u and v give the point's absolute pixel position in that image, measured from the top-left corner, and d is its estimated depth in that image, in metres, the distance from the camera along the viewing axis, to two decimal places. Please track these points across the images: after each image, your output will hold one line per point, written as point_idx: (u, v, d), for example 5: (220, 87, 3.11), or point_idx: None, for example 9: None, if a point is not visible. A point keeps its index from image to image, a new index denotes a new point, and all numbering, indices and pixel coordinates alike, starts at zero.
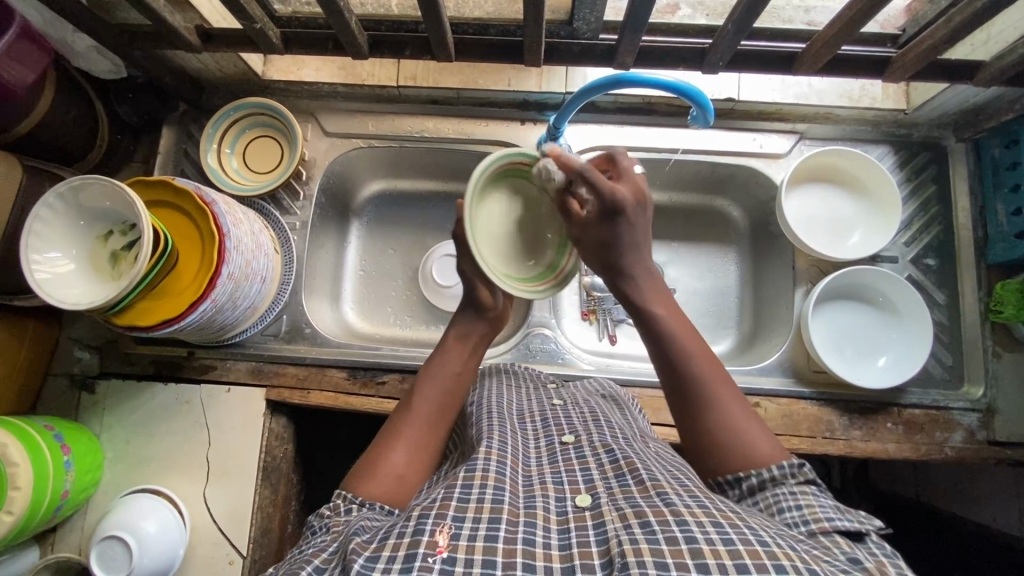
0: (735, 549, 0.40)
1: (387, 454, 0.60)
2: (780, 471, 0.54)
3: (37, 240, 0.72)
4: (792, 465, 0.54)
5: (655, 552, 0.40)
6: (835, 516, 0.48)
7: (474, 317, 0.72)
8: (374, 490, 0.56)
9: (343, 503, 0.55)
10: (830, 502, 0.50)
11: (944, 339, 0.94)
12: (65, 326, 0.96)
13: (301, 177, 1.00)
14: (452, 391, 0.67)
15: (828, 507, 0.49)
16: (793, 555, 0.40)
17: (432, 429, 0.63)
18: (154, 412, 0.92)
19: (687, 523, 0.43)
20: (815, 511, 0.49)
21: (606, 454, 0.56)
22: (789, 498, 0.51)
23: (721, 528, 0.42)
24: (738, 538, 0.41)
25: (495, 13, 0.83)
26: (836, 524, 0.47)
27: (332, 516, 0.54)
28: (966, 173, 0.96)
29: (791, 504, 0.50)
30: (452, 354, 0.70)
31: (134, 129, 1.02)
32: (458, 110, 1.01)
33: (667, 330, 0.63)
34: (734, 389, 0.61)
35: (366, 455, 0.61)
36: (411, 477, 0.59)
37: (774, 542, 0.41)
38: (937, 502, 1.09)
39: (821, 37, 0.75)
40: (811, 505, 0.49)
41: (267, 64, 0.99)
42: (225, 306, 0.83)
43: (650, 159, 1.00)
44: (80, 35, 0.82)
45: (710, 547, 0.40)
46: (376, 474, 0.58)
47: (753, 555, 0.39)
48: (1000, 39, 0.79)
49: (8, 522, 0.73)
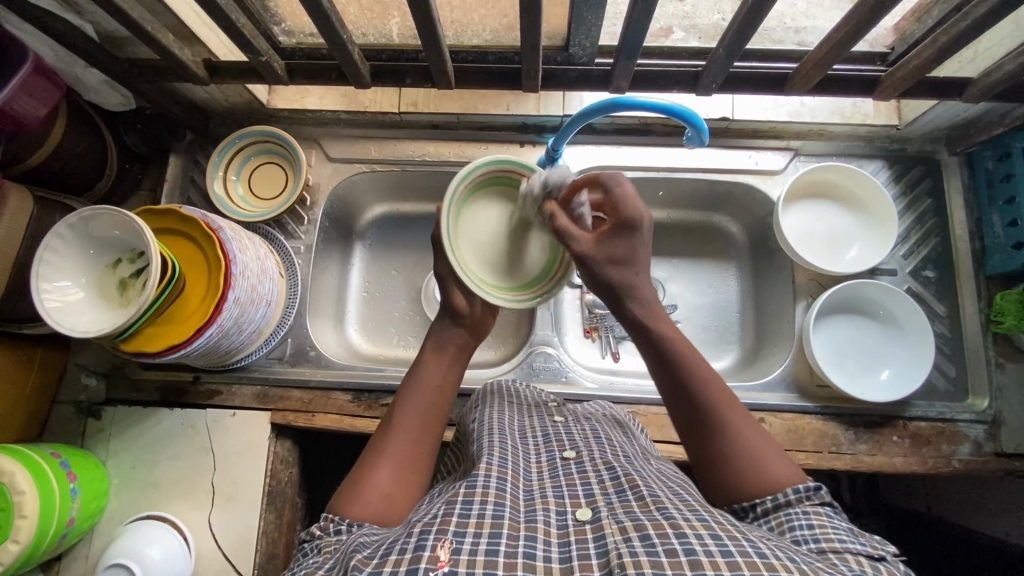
0: (734, 561, 0.40)
1: (373, 473, 0.60)
2: (795, 494, 0.53)
3: (47, 269, 0.74)
4: (808, 488, 0.54)
5: (655, 565, 0.41)
6: (847, 539, 0.48)
7: (451, 327, 0.73)
8: (363, 509, 0.56)
9: (331, 522, 0.55)
10: (844, 525, 0.50)
11: (946, 351, 0.94)
12: (72, 353, 0.97)
13: (305, 202, 1.02)
14: (433, 404, 0.67)
15: (842, 530, 0.49)
16: (793, 567, 0.41)
17: (417, 442, 0.64)
18: (158, 438, 0.93)
19: (686, 536, 0.43)
20: (829, 532, 0.49)
21: (607, 471, 0.56)
22: (801, 517, 0.51)
23: (720, 541, 0.43)
24: (737, 551, 0.42)
25: (493, 41, 0.86)
26: (848, 546, 0.47)
27: (322, 535, 0.54)
28: (960, 186, 0.98)
29: (802, 523, 0.51)
30: (430, 367, 0.70)
31: (142, 159, 1.04)
32: (458, 134, 1.03)
33: (676, 352, 0.63)
34: (743, 412, 0.61)
35: (351, 475, 0.61)
36: (399, 495, 0.59)
37: (774, 555, 0.42)
38: (950, 516, 1.08)
39: (812, 58, 0.77)
40: (823, 526, 0.50)
41: (273, 93, 1.02)
42: (231, 331, 0.84)
43: (648, 178, 1.01)
44: (91, 70, 0.84)
45: (709, 559, 0.41)
46: (362, 491, 0.58)
47: (751, 567, 0.40)
48: (987, 56, 0.81)
49: (13, 551, 0.73)
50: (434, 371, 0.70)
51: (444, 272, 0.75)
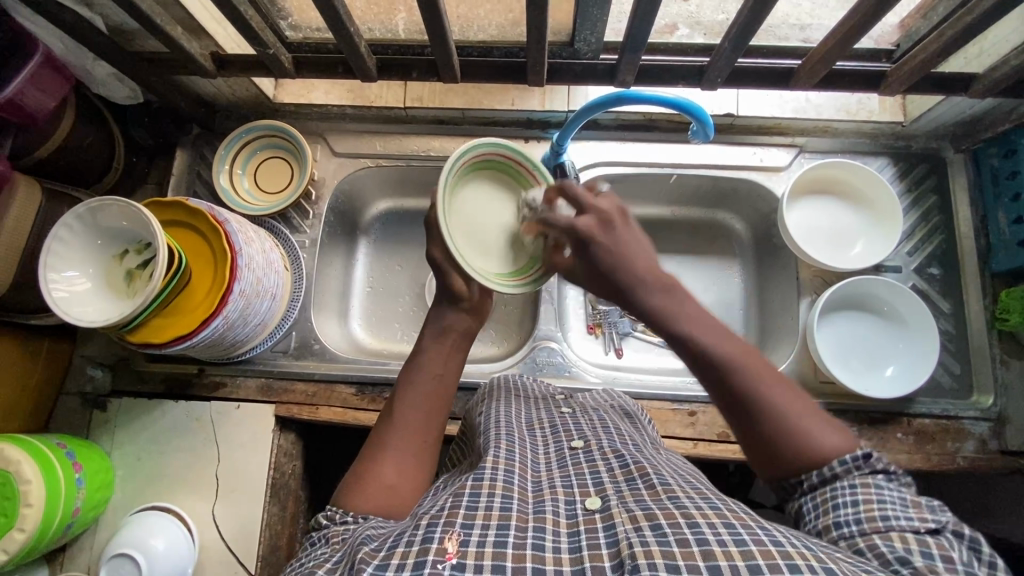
0: (748, 549, 0.40)
1: (378, 464, 0.60)
2: (842, 466, 0.50)
3: (55, 259, 0.74)
4: (856, 457, 0.51)
5: (666, 555, 0.41)
6: (893, 516, 0.47)
7: (451, 311, 0.73)
8: (366, 501, 0.56)
9: (338, 513, 0.55)
10: (893, 495, 0.48)
11: (951, 348, 0.94)
12: (78, 345, 0.98)
13: (311, 196, 1.02)
14: (434, 394, 0.67)
15: (891, 502, 0.48)
16: (809, 554, 0.41)
17: (419, 434, 0.64)
18: (162, 430, 0.93)
19: (699, 525, 0.43)
20: (872, 509, 0.47)
21: (616, 459, 0.56)
22: (845, 493, 0.49)
23: (734, 530, 0.43)
24: (751, 539, 0.41)
25: (499, 36, 0.86)
26: (893, 524, 0.46)
27: (329, 525, 0.55)
28: (966, 183, 0.98)
29: (846, 498, 0.49)
30: (432, 355, 0.70)
31: (148, 153, 1.04)
32: (463, 129, 1.04)
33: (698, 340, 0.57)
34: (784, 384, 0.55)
35: (354, 468, 0.61)
36: (403, 487, 0.59)
37: (789, 542, 0.42)
38: (954, 516, 1.07)
39: (816, 53, 0.78)
40: (869, 501, 0.48)
41: (279, 87, 1.03)
42: (237, 322, 0.85)
43: (652, 174, 1.01)
44: (100, 63, 0.85)
45: (722, 549, 0.41)
46: (367, 483, 0.58)
47: (766, 555, 0.40)
48: (993, 51, 0.81)
49: (20, 540, 0.74)
50: (434, 354, 0.70)
51: (436, 257, 0.74)
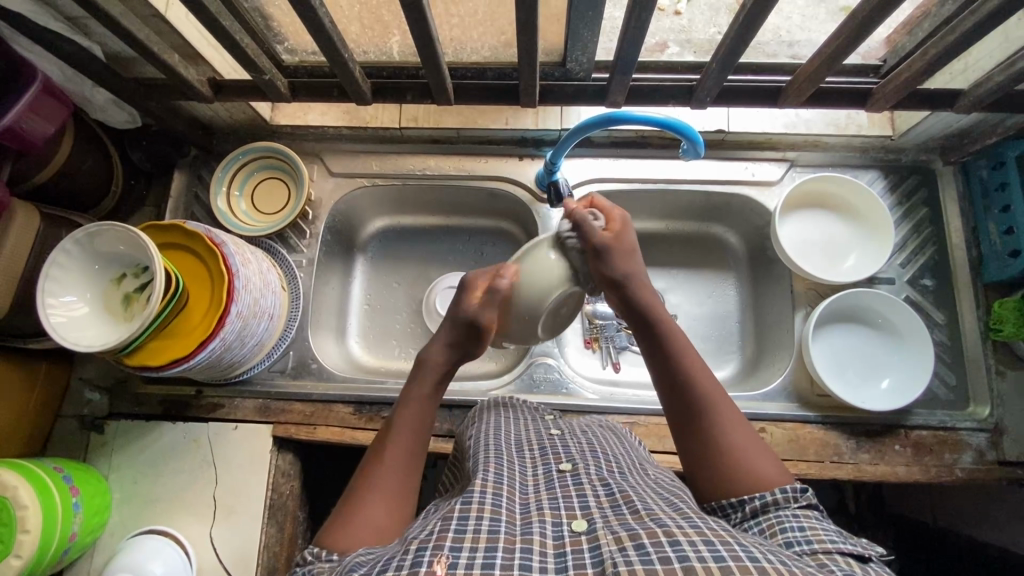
0: (726, 565, 0.41)
1: (363, 503, 0.59)
2: (781, 494, 0.55)
3: (55, 284, 0.75)
4: (794, 489, 0.55)
5: (650, 572, 0.41)
6: (837, 539, 0.49)
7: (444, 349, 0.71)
8: (350, 542, 0.55)
9: (323, 551, 0.54)
10: (832, 527, 0.52)
11: (946, 359, 0.94)
12: (76, 367, 0.98)
13: (307, 217, 1.03)
14: (419, 439, 0.66)
15: (831, 531, 0.51)
16: (784, 569, 0.41)
17: (403, 476, 0.62)
18: (160, 452, 0.93)
19: (680, 543, 0.44)
20: (819, 533, 0.50)
21: (602, 486, 0.56)
22: (792, 519, 0.52)
23: (714, 547, 0.43)
24: (729, 555, 0.42)
25: (492, 57, 0.87)
26: (839, 546, 0.48)
27: (315, 562, 0.53)
28: (956, 195, 0.99)
29: (793, 524, 0.52)
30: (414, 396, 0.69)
31: (147, 175, 1.06)
32: (458, 148, 1.05)
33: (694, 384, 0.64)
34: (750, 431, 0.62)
35: (338, 510, 0.59)
36: (389, 526, 0.58)
37: (766, 558, 0.42)
38: (957, 527, 1.07)
39: (804, 71, 0.79)
40: (815, 528, 0.51)
41: (275, 109, 1.04)
42: (234, 344, 0.85)
43: (646, 189, 1.02)
44: (99, 90, 0.86)
45: (702, 564, 0.41)
46: (351, 525, 0.57)
47: (743, 570, 0.40)
48: (976, 68, 0.83)
49: (15, 567, 0.73)
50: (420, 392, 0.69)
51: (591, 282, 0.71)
